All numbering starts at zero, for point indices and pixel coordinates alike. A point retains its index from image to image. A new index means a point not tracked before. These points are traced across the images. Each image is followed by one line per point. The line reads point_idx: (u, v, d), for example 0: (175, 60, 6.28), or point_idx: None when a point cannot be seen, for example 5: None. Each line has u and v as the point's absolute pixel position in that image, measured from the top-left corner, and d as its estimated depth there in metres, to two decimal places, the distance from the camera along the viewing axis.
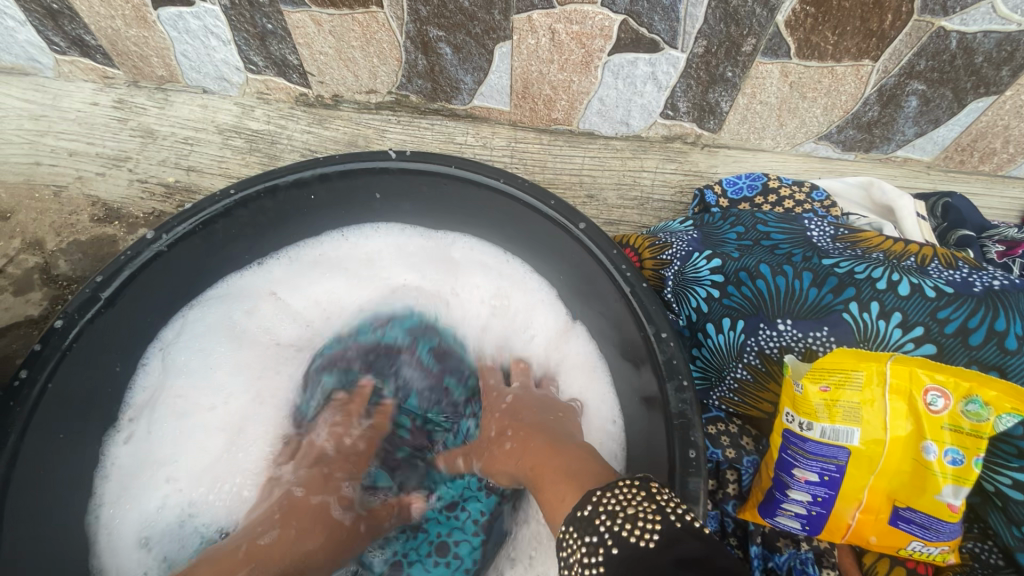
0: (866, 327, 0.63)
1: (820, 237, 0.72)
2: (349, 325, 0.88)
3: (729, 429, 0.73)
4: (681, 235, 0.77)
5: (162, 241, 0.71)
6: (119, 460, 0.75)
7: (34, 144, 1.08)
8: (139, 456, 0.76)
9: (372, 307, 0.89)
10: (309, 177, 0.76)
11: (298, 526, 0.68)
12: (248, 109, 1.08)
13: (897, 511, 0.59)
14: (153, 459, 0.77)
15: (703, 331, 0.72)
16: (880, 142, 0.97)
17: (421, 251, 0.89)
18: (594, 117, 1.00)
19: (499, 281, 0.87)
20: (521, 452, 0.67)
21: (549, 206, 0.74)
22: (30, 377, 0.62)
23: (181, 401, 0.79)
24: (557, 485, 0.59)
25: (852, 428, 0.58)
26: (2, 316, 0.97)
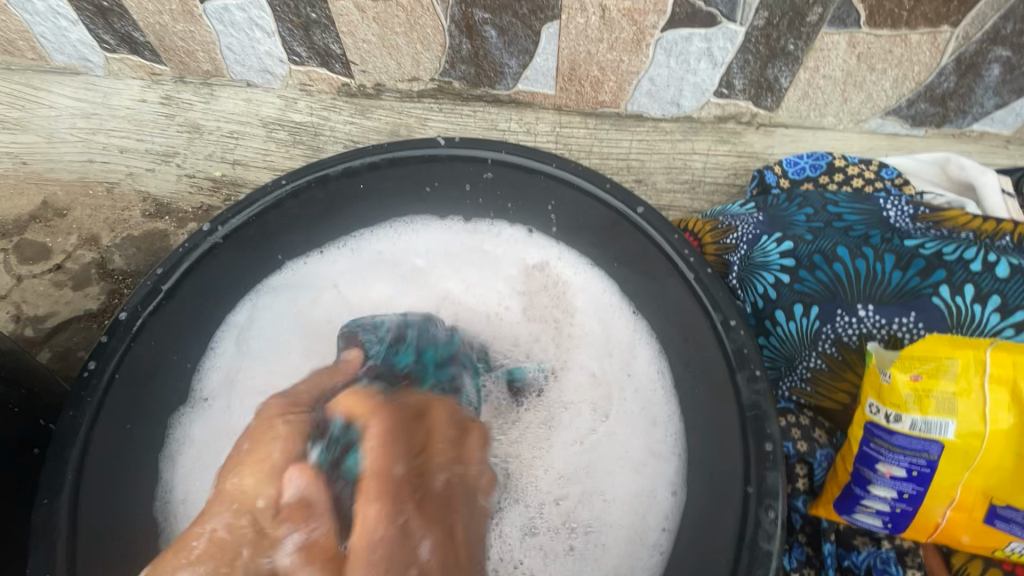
0: (959, 312, 0.59)
1: (898, 217, 0.68)
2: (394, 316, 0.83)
3: (799, 421, 0.68)
4: (746, 218, 0.73)
5: (218, 232, 0.72)
6: (191, 434, 0.74)
7: (87, 142, 1.11)
8: (211, 427, 0.75)
9: (417, 303, 0.84)
10: (359, 167, 0.76)
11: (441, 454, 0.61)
12: (292, 101, 1.08)
13: (994, 509, 0.55)
14: (226, 431, 0.74)
15: (771, 319, 0.67)
16: (955, 116, 0.91)
17: (469, 250, 0.86)
18: (643, 98, 0.96)
19: (562, 293, 0.83)
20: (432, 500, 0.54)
21: (606, 189, 0.72)
22: (99, 368, 0.64)
23: (259, 380, 0.78)
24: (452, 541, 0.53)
25: (947, 420, 0.54)
26: (63, 310, 1.00)
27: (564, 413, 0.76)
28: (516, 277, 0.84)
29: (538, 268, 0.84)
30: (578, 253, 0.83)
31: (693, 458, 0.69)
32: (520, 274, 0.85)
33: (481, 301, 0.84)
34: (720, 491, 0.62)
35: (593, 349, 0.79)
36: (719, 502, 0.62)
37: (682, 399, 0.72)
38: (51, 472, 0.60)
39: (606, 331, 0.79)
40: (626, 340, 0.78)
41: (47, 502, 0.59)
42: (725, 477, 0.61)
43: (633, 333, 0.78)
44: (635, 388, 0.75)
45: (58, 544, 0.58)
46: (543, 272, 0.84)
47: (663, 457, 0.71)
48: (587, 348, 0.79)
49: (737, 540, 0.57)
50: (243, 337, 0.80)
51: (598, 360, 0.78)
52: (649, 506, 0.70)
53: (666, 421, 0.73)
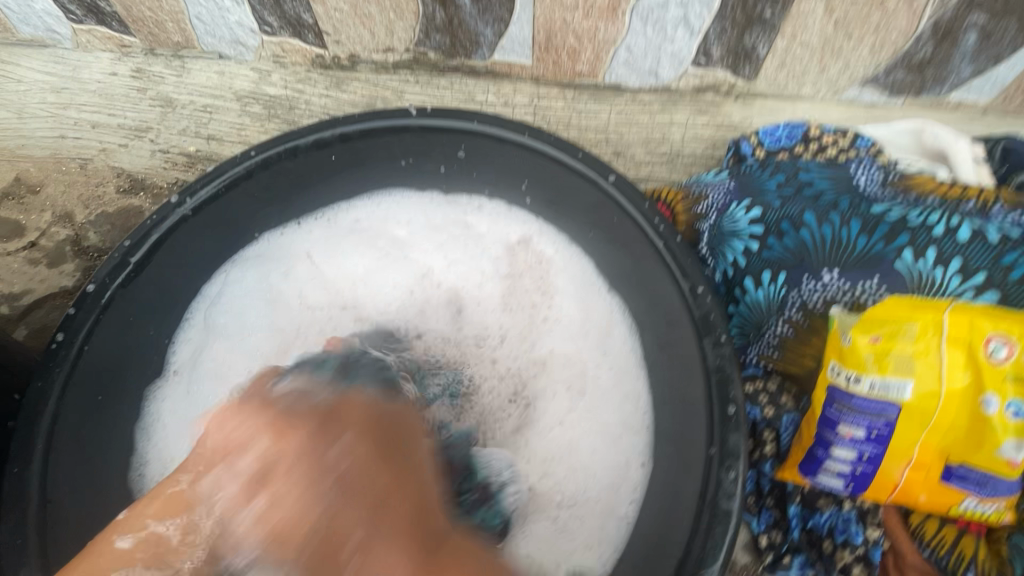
0: (921, 277, 0.60)
1: (867, 183, 0.68)
2: (371, 297, 0.83)
3: (766, 387, 0.69)
4: (718, 185, 0.73)
5: (186, 205, 0.71)
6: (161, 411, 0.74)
7: (58, 117, 1.09)
8: (181, 405, 0.75)
9: (397, 280, 0.84)
10: (329, 138, 0.75)
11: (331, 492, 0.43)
12: (265, 74, 1.06)
13: (949, 468, 0.57)
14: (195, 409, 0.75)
15: (740, 287, 0.68)
16: (933, 85, 0.90)
17: (451, 224, 0.85)
18: (621, 68, 0.95)
19: (543, 273, 0.82)
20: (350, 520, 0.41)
21: (577, 159, 0.71)
22: (67, 340, 0.64)
23: (227, 356, 0.78)
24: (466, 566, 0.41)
25: (905, 381, 0.55)
26: (38, 287, 0.99)
27: (540, 397, 0.76)
28: (501, 256, 0.84)
29: (521, 244, 0.84)
30: (559, 228, 0.83)
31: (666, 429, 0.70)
32: (503, 254, 0.84)
33: (461, 277, 0.84)
34: (686, 457, 0.63)
35: (566, 329, 0.80)
36: (685, 466, 0.63)
37: (656, 370, 0.73)
38: (20, 442, 0.60)
39: (584, 307, 0.80)
40: (602, 315, 0.79)
41: (17, 470, 0.59)
42: (692, 441, 0.62)
43: (607, 306, 0.79)
44: (610, 365, 0.77)
45: (30, 512, 0.59)
46: (527, 249, 0.84)
47: (636, 432, 0.72)
48: (560, 326, 0.80)
49: (700, 500, 0.58)
50: (216, 310, 0.79)
51: (573, 338, 0.79)
52: (619, 481, 0.71)
53: (637, 393, 0.74)
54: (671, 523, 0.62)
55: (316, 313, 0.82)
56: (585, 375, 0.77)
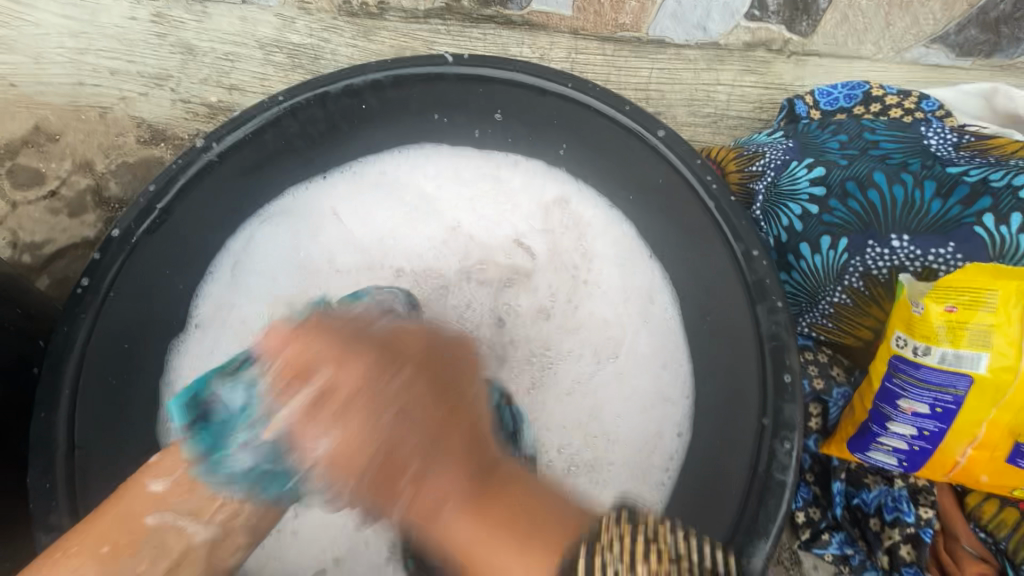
0: (1003, 243, 0.56)
1: (940, 145, 0.63)
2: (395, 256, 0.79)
3: (817, 358, 0.65)
4: (775, 145, 0.68)
5: (213, 149, 0.67)
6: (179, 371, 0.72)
7: (76, 63, 1.05)
8: (199, 367, 0.73)
9: (423, 237, 0.80)
10: (360, 84, 0.70)
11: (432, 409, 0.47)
12: (289, 21, 1.01)
13: (1019, 448, 0.53)
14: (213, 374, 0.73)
15: (795, 253, 0.63)
16: (1006, 44, 0.84)
17: (485, 180, 0.81)
18: (667, 20, 0.91)
19: (582, 234, 0.78)
20: (415, 427, 0.46)
21: (625, 111, 0.67)
22: (92, 285, 0.62)
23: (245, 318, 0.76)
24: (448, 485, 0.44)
25: (979, 354, 0.51)
26: (59, 237, 0.97)
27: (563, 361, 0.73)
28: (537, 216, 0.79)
29: (558, 203, 0.79)
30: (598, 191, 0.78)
31: (701, 403, 0.68)
32: (539, 212, 0.79)
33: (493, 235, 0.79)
34: (732, 431, 0.61)
35: (605, 297, 0.75)
36: (730, 438, 0.61)
37: (697, 346, 0.70)
38: (46, 386, 0.59)
39: (624, 273, 0.75)
40: (642, 282, 0.75)
41: (44, 415, 0.58)
42: (740, 410, 0.60)
43: (646, 274, 0.75)
44: (650, 335, 0.73)
45: (59, 458, 0.57)
46: (563, 209, 0.79)
47: (670, 406, 0.70)
48: (597, 294, 0.75)
49: (750, 473, 0.55)
50: (240, 268, 0.77)
51: (612, 306, 0.74)
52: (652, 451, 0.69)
53: (677, 365, 0.71)
54: (717, 496, 0.60)
55: (337, 273, 0.79)
56: (619, 343, 0.73)
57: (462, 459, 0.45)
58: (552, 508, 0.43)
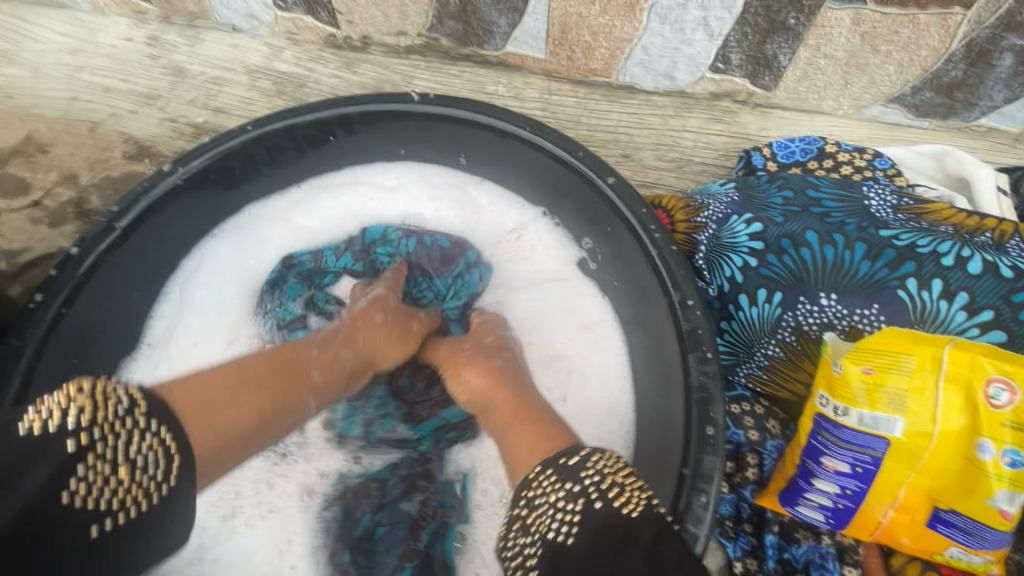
0: (925, 308, 0.57)
1: (879, 206, 0.65)
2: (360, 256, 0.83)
3: (753, 409, 0.66)
4: (720, 198, 0.70)
5: (178, 174, 0.70)
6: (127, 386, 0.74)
7: (71, 79, 1.09)
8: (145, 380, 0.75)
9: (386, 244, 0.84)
10: (329, 117, 0.73)
11: (498, 362, 0.69)
12: (278, 50, 1.05)
13: (937, 513, 0.53)
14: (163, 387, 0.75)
15: (734, 303, 0.65)
16: (962, 108, 0.86)
17: (450, 196, 0.84)
18: (636, 68, 0.92)
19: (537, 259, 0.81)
20: (503, 377, 0.67)
21: (577, 157, 0.69)
22: (45, 302, 0.63)
23: (194, 331, 0.78)
24: (543, 431, 0.59)
25: (895, 417, 0.52)
26: (37, 246, 0.99)
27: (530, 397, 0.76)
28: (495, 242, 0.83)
29: (516, 232, 0.82)
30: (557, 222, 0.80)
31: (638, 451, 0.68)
32: (498, 237, 0.82)
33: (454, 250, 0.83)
34: (657, 478, 0.61)
35: (563, 325, 0.78)
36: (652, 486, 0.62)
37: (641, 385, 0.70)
38: None
39: (574, 292, 0.79)
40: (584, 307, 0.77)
41: None
42: (667, 459, 0.60)
43: (592, 294, 0.78)
44: (599, 371, 0.74)
45: None
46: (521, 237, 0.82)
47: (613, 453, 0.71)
48: (537, 322, 0.79)
49: None
50: (195, 285, 0.80)
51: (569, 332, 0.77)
52: None
53: (623, 411, 0.72)
54: None
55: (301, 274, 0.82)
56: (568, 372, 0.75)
57: (504, 391, 0.65)
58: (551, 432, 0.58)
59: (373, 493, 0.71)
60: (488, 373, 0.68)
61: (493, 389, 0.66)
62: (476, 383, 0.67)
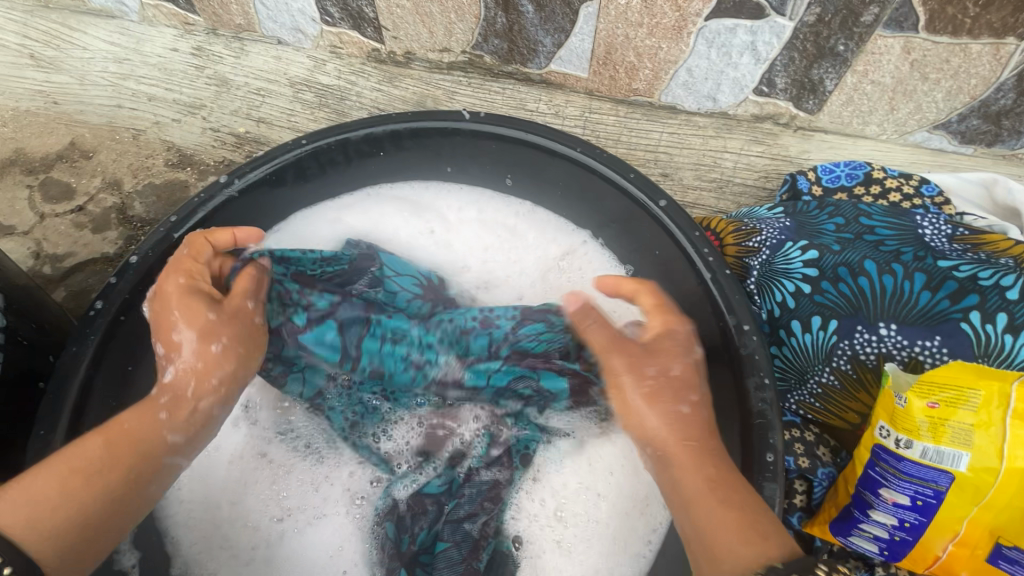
0: (987, 341, 0.58)
1: (933, 236, 0.65)
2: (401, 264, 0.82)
3: (803, 436, 0.66)
4: (772, 222, 0.71)
5: (234, 186, 0.71)
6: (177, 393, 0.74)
7: (117, 87, 1.11)
8: None
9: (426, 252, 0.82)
10: (380, 133, 0.74)
11: (676, 390, 0.59)
12: (321, 63, 1.07)
13: (999, 549, 0.52)
14: None
15: (787, 329, 0.65)
16: (1008, 136, 0.86)
17: (500, 221, 0.84)
18: (679, 89, 0.93)
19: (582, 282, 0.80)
20: (689, 426, 0.57)
21: (628, 179, 0.69)
22: (105, 308, 0.65)
23: None
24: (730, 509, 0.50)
25: (960, 452, 0.52)
26: (81, 251, 1.01)
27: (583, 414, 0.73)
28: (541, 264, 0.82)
29: (563, 254, 0.82)
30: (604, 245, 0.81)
31: None
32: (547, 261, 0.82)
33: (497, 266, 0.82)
34: None
35: None
36: None
37: None
38: (51, 406, 0.60)
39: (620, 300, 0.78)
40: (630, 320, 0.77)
41: (43, 434, 0.59)
42: None
43: None
44: None
45: None
46: (568, 257, 0.82)
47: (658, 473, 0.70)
48: None
49: None
50: None
51: None
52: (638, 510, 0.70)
53: None
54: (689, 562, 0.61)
55: None
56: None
57: (699, 449, 0.55)
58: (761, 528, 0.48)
59: (429, 508, 0.69)
60: (688, 416, 0.57)
61: (682, 423, 0.57)
62: (650, 426, 0.58)
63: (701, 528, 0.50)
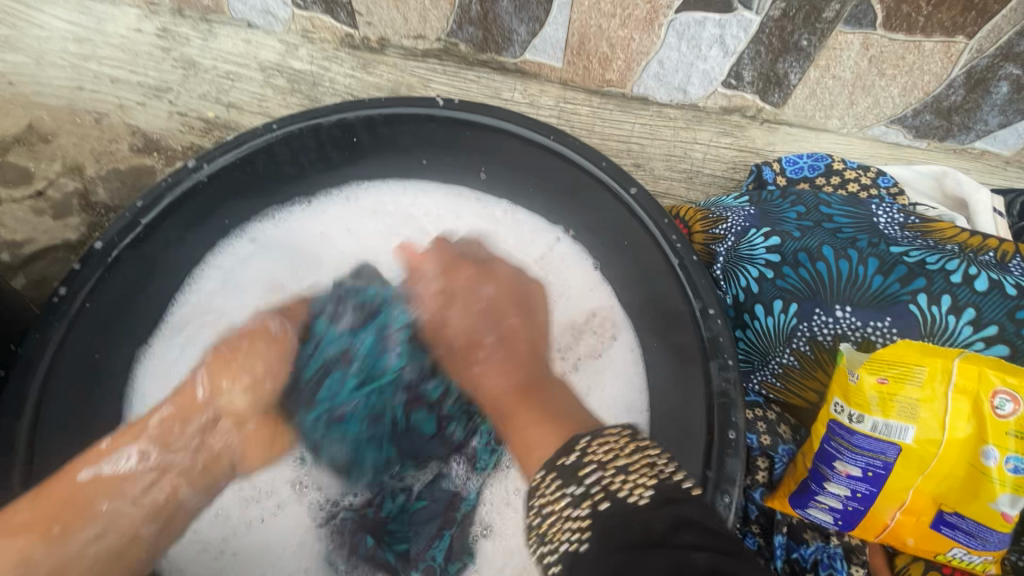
0: (934, 321, 0.61)
1: (887, 223, 0.69)
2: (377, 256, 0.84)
3: (766, 415, 0.69)
4: (738, 211, 0.74)
5: (202, 171, 0.69)
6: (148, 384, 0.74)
7: (77, 67, 1.07)
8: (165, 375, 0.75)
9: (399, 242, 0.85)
10: (352, 119, 0.73)
11: (496, 302, 0.70)
12: (293, 47, 1.05)
13: (941, 515, 0.56)
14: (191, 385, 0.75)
15: (750, 312, 0.68)
16: (959, 131, 0.91)
17: (473, 214, 0.85)
18: (651, 80, 0.95)
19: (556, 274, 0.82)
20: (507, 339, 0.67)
21: (601, 167, 0.71)
22: (69, 295, 0.63)
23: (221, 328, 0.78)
24: (542, 420, 0.56)
25: (907, 425, 0.55)
26: (41, 238, 0.98)
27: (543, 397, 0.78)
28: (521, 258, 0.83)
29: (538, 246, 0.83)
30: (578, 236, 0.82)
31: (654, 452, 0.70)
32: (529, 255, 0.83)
33: None
34: None
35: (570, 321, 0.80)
36: None
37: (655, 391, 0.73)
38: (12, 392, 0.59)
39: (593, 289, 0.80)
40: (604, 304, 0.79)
41: (6, 423, 0.58)
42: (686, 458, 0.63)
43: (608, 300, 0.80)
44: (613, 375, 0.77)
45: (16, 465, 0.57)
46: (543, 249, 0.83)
47: None
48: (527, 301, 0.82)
49: None
50: (225, 285, 0.80)
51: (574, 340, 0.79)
52: None
53: (637, 411, 0.74)
54: None
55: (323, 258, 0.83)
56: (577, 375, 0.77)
57: (513, 372, 0.63)
58: (566, 418, 0.56)
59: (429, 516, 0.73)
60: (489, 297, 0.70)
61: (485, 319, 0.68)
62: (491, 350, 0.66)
63: (522, 443, 0.56)
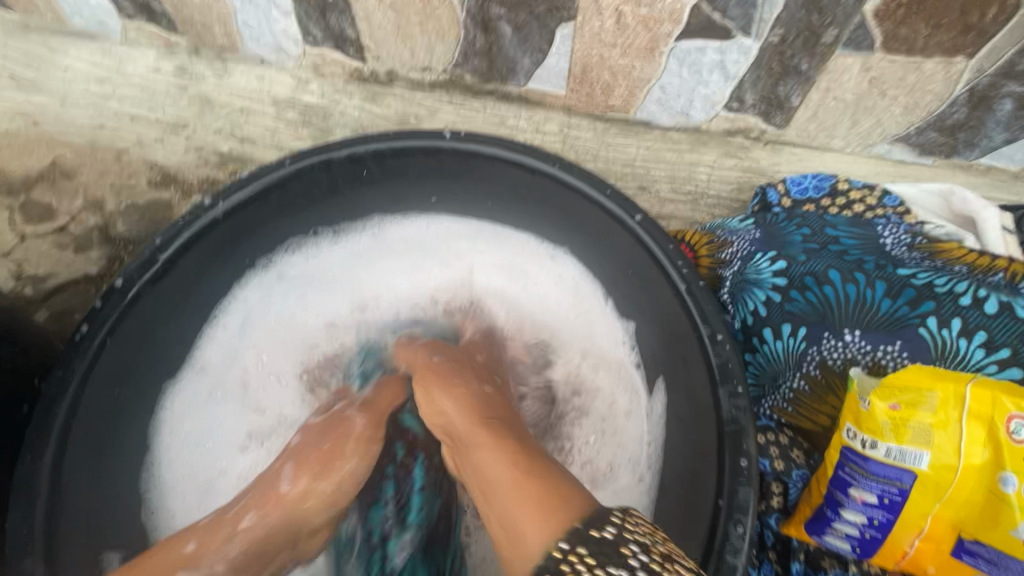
0: (944, 345, 0.61)
1: (894, 244, 0.69)
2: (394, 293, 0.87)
3: (778, 440, 0.69)
4: (743, 234, 0.75)
5: (218, 208, 0.72)
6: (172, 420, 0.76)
7: (99, 107, 1.11)
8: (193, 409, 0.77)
9: (422, 276, 0.88)
10: (363, 153, 0.75)
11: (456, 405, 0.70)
12: (304, 82, 1.08)
13: (961, 542, 0.55)
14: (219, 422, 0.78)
15: (758, 336, 0.69)
16: (964, 148, 0.91)
17: (496, 251, 0.86)
18: (653, 105, 0.96)
19: (581, 308, 0.83)
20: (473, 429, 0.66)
21: (606, 195, 0.71)
22: (90, 332, 0.65)
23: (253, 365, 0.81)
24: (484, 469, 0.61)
25: (921, 450, 0.55)
26: (62, 272, 1.01)
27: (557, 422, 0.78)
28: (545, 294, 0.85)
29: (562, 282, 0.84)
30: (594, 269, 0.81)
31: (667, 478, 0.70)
32: (551, 290, 0.84)
33: (488, 287, 0.87)
34: (692, 506, 0.63)
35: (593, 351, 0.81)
36: (689, 514, 0.63)
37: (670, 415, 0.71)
38: (35, 430, 0.61)
39: (608, 324, 0.81)
40: (609, 336, 0.80)
41: (29, 460, 0.60)
42: (698, 484, 0.63)
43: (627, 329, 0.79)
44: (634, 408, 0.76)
45: (37, 505, 0.59)
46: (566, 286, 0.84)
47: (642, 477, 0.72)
48: (554, 333, 0.83)
49: (705, 552, 0.59)
50: (250, 320, 0.82)
51: (599, 380, 0.79)
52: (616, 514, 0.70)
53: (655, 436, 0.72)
54: (677, 560, 0.62)
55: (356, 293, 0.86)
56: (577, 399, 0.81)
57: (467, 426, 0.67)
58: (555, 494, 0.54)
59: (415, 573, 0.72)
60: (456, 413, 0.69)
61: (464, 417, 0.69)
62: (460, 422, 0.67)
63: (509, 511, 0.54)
